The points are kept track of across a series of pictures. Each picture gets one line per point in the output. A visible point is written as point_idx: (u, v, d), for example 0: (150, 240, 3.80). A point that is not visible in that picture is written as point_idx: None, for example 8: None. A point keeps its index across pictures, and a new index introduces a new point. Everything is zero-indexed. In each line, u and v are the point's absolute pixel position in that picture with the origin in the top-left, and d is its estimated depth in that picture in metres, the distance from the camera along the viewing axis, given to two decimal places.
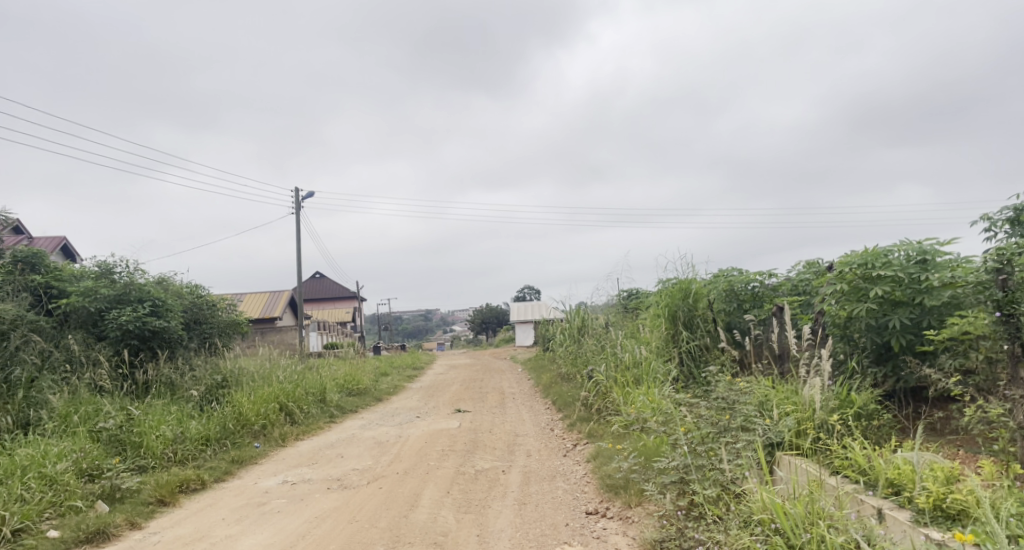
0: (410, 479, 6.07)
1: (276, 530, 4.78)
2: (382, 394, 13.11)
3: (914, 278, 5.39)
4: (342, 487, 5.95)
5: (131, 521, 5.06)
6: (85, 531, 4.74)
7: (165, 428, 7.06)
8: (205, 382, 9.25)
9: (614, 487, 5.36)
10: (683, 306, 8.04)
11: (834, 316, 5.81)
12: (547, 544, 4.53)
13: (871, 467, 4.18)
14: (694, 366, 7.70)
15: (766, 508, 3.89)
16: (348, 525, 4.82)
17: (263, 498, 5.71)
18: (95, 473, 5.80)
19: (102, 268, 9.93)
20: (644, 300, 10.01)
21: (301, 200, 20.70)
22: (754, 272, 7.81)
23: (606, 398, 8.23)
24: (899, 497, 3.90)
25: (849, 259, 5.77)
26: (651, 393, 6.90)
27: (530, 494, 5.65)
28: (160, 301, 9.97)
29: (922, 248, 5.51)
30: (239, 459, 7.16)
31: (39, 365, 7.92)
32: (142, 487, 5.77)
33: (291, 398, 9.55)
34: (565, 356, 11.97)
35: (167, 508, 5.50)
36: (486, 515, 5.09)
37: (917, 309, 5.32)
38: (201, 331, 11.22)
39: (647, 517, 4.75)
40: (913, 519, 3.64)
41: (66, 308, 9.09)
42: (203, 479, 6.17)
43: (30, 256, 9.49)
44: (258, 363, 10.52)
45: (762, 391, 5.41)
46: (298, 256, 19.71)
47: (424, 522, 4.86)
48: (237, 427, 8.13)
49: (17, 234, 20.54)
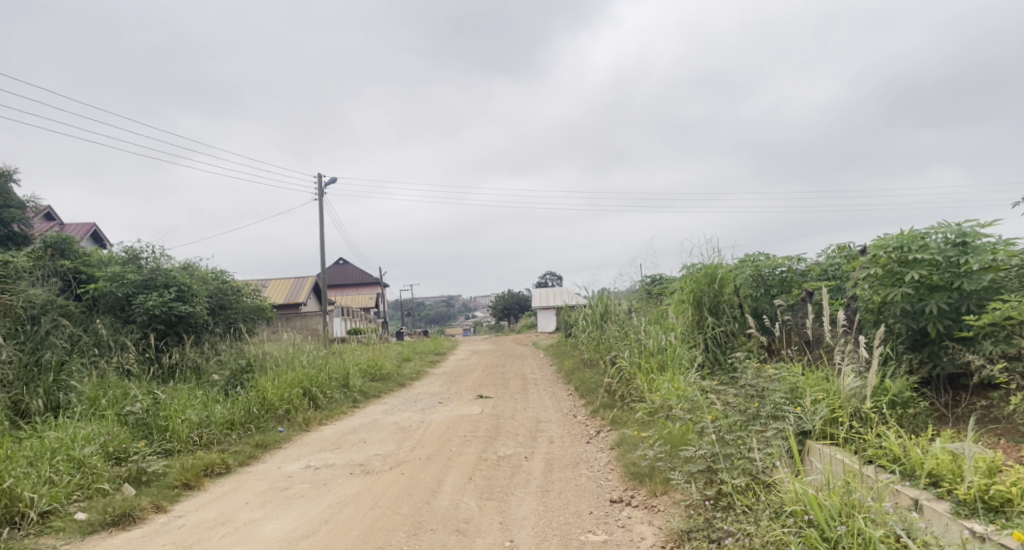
0: (432, 465, 6.04)
1: (299, 516, 4.77)
2: (405, 379, 13.16)
3: (953, 261, 5.14)
4: (365, 472, 5.94)
5: (156, 504, 5.10)
6: (111, 514, 4.78)
7: (191, 412, 7.13)
8: (230, 366, 9.34)
9: (639, 475, 5.26)
10: (708, 292, 7.88)
11: (868, 301, 5.59)
12: (571, 533, 4.45)
13: (907, 456, 4.00)
14: (720, 352, 7.59)
15: (798, 499, 3.75)
16: (370, 511, 4.79)
17: (287, 482, 5.72)
18: (122, 457, 5.87)
19: (129, 254, 10.08)
20: (669, 285, 9.84)
21: (324, 187, 20.81)
22: (782, 257, 7.64)
23: (629, 385, 8.10)
24: (938, 488, 3.72)
25: (883, 242, 5.51)
26: (676, 380, 6.76)
27: (553, 481, 5.57)
28: (185, 286, 10.07)
29: (961, 230, 5.24)
30: (264, 443, 7.20)
31: (69, 349, 8.04)
32: (168, 470, 5.82)
33: (315, 383, 9.60)
34: (587, 342, 11.86)
35: (192, 492, 5.54)
36: (509, 503, 5.03)
37: (955, 294, 5.08)
38: (226, 316, 11.33)
39: (673, 506, 4.64)
40: (954, 510, 3.47)
41: (94, 292, 9.22)
42: (228, 463, 6.21)
43: (59, 242, 9.62)
44: (282, 348, 10.59)
45: (792, 377, 5.25)
46: (321, 243, 19.85)
47: (446, 509, 4.81)
48: (261, 411, 8.19)
49: (49, 221, 20.95)
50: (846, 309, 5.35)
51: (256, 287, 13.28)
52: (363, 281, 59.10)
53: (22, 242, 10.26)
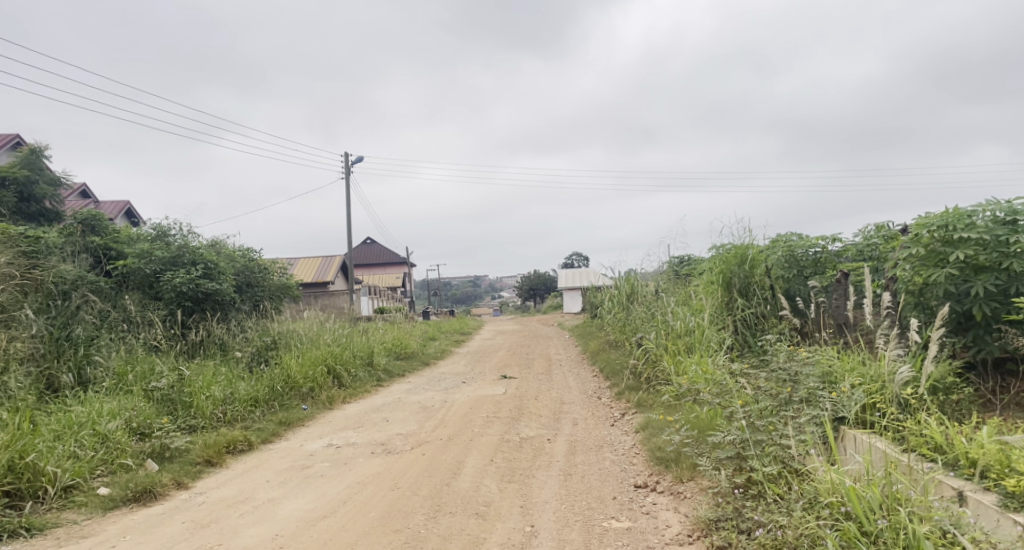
0: (454, 446, 5.96)
1: (317, 496, 4.72)
2: (429, 358, 13.17)
3: (1001, 240, 4.83)
4: (386, 452, 5.89)
5: (178, 481, 5.10)
6: (132, 489, 4.80)
7: (215, 389, 7.18)
8: (255, 343, 9.40)
9: (664, 460, 5.07)
10: (738, 273, 7.62)
11: (908, 282, 5.29)
12: (593, 519, 4.32)
13: (951, 445, 3.77)
14: (750, 335, 7.35)
15: (834, 490, 3.55)
16: (389, 492, 4.72)
17: (308, 461, 5.70)
18: (146, 432, 5.92)
19: (158, 231, 10.19)
20: (697, 266, 9.58)
21: (351, 164, 20.77)
22: (816, 236, 7.34)
23: (655, 367, 7.91)
24: (983, 478, 3.50)
25: (926, 221, 5.21)
26: (704, 362, 6.56)
27: (576, 465, 5.44)
28: (212, 264, 10.13)
29: (1012, 207, 4.91)
30: (287, 421, 7.21)
31: (98, 324, 8.14)
32: (191, 446, 5.85)
33: (339, 361, 9.59)
34: (613, 323, 11.67)
35: (214, 469, 5.56)
36: (531, 486, 4.92)
37: (1003, 275, 4.77)
38: (253, 294, 11.40)
39: (701, 493, 4.45)
40: (1002, 503, 3.25)
41: (124, 269, 9.29)
42: (250, 440, 6.21)
43: (90, 218, 9.68)
44: (308, 325, 10.62)
45: (826, 361, 5.01)
46: (348, 222, 19.89)
47: (467, 491, 4.72)
48: (285, 389, 8.21)
49: (86, 198, 21.38)
50: (885, 291, 5.07)
51: (284, 265, 13.33)
52: (390, 261, 59.45)
53: (54, 218, 10.44)
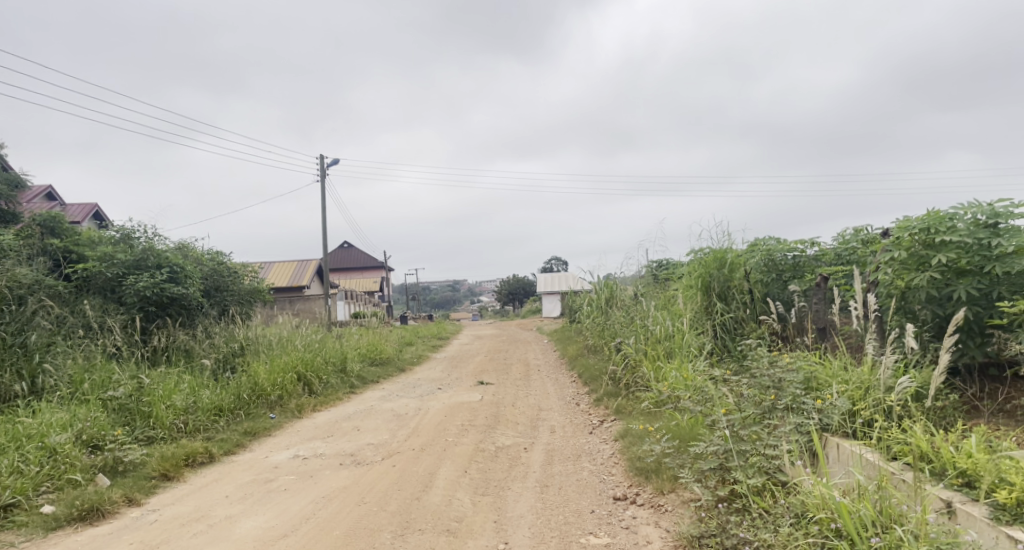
0: (426, 456, 5.72)
1: (279, 512, 4.45)
2: (405, 364, 12.86)
3: (983, 243, 4.74)
4: (356, 463, 5.63)
5: (129, 497, 4.79)
6: (78, 508, 4.48)
7: (177, 398, 6.85)
8: (222, 350, 9.03)
9: (645, 471, 4.89)
10: (717, 277, 7.49)
11: (890, 286, 5.19)
12: (570, 535, 4.11)
13: (937, 453, 3.64)
14: (730, 340, 7.22)
15: (823, 506, 3.40)
16: (356, 508, 4.47)
17: (272, 474, 5.42)
18: (99, 444, 5.59)
19: (121, 234, 9.77)
20: (676, 270, 9.45)
21: (326, 167, 20.32)
22: (794, 240, 7.32)
23: (635, 372, 7.74)
24: (972, 489, 3.38)
25: (908, 224, 5.10)
26: (684, 368, 6.42)
27: (553, 476, 5.23)
28: (179, 267, 9.72)
29: (993, 210, 4.82)
30: (252, 430, 6.90)
31: (55, 331, 7.76)
32: (147, 459, 5.53)
33: (310, 368, 9.26)
34: (592, 328, 11.49)
35: (170, 484, 5.25)
36: (505, 499, 4.71)
37: (986, 279, 4.69)
38: (221, 299, 11.01)
39: (683, 507, 4.28)
40: (992, 515, 3.13)
41: (84, 273, 8.88)
42: (211, 452, 5.90)
43: (49, 220, 9.24)
44: (278, 331, 10.25)
45: (808, 367, 4.88)
46: (323, 226, 19.50)
47: (438, 506, 4.48)
48: (251, 397, 7.89)
49: (52, 200, 20.75)
50: (869, 296, 4.94)
51: (255, 268, 12.94)
52: (368, 265, 58.83)
53: (10, 221, 9.97)
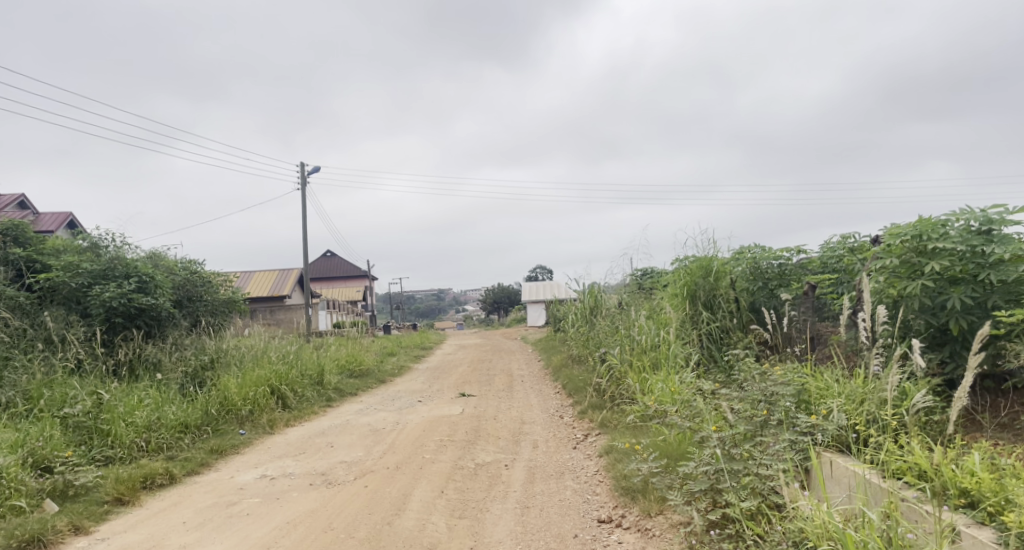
0: (401, 475, 5.42)
1: (238, 540, 4.13)
2: (386, 375, 12.52)
3: (977, 250, 4.57)
4: (326, 484, 5.32)
5: (76, 525, 4.44)
6: (18, 538, 4.13)
7: (139, 414, 6.49)
8: (191, 363, 8.63)
9: (631, 491, 4.64)
10: (703, 285, 7.29)
11: (881, 294, 4.98)
12: None
13: (937, 470, 3.42)
14: (716, 349, 7.01)
15: (824, 535, 3.16)
16: (322, 535, 4.17)
17: (235, 496, 5.08)
18: (49, 466, 5.22)
19: (88, 242, 9.31)
20: (661, 277, 9.24)
21: (306, 176, 19.95)
22: (780, 248, 7.12)
23: (620, 384, 7.49)
24: (975, 510, 3.18)
25: (899, 230, 4.91)
26: (671, 380, 6.20)
27: (534, 496, 4.96)
28: (149, 277, 9.26)
29: (987, 216, 4.65)
30: (219, 448, 6.54)
31: (11, 344, 7.38)
32: (100, 482, 5.18)
33: (285, 380, 8.90)
34: (576, 338, 11.25)
35: (124, 509, 4.89)
36: (483, 522, 4.43)
37: (979, 287, 4.52)
38: (193, 309, 10.61)
39: (671, 531, 4.03)
40: (999, 540, 2.93)
41: (47, 282, 8.46)
42: (172, 472, 5.55)
43: (11, 228, 8.81)
44: (252, 343, 9.88)
45: (800, 380, 4.64)
46: (304, 235, 19.10)
47: (410, 532, 4.19)
48: (220, 413, 7.54)
49: (21, 209, 20.12)
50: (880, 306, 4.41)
51: (230, 278, 12.55)
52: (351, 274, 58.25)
53: None
